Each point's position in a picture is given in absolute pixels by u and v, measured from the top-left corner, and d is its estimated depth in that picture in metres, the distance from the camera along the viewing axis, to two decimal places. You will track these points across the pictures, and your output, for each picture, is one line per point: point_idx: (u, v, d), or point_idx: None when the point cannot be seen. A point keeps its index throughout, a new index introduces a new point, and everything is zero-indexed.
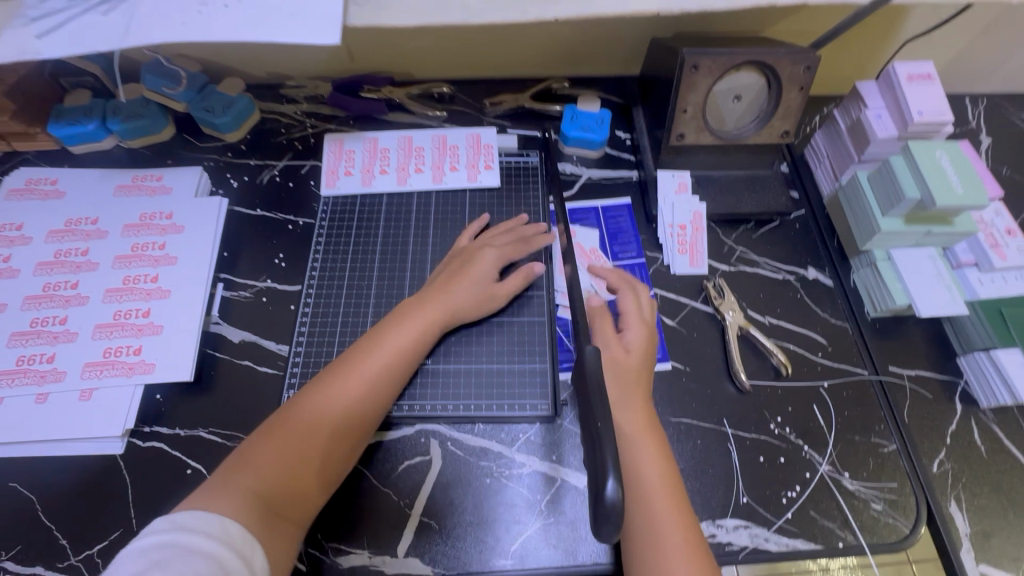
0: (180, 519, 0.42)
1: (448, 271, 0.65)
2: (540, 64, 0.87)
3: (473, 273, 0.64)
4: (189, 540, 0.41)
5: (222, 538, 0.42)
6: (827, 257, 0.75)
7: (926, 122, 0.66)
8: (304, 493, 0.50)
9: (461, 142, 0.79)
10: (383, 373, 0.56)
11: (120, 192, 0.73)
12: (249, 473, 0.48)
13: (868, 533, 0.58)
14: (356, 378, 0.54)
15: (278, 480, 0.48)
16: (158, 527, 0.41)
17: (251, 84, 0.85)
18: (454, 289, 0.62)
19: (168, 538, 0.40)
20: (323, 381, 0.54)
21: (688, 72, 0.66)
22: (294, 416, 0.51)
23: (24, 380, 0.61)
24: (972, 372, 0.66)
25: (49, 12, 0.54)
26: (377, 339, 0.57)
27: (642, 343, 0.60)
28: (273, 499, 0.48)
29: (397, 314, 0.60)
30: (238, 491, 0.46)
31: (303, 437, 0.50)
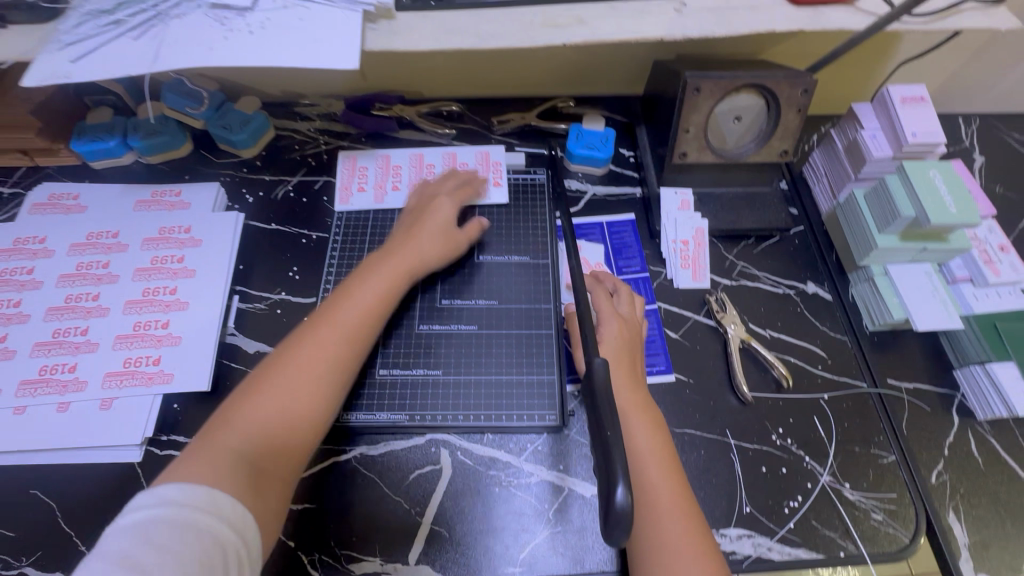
0: (166, 492, 0.43)
1: (408, 221, 0.70)
2: (546, 83, 0.89)
3: (432, 220, 0.70)
4: (175, 513, 0.42)
5: (210, 508, 0.43)
6: (826, 272, 0.77)
7: (920, 142, 0.68)
8: (293, 444, 0.51)
9: (471, 160, 0.81)
10: (356, 319, 0.59)
11: (140, 206, 0.76)
12: (233, 431, 0.49)
13: (869, 543, 0.60)
14: (331, 325, 0.57)
15: (263, 433, 0.50)
16: (145, 502, 0.42)
17: (266, 102, 0.88)
18: (416, 236, 0.68)
19: (155, 513, 0.41)
20: (298, 335, 0.57)
21: (690, 94, 0.69)
22: (272, 371, 0.53)
23: (46, 389, 0.62)
24: (968, 384, 0.68)
25: (82, 38, 0.57)
26: (348, 293, 0.61)
27: (615, 335, 0.63)
28: (260, 453, 0.49)
29: (366, 268, 0.64)
30: (222, 451, 0.48)
31: (284, 387, 0.52)
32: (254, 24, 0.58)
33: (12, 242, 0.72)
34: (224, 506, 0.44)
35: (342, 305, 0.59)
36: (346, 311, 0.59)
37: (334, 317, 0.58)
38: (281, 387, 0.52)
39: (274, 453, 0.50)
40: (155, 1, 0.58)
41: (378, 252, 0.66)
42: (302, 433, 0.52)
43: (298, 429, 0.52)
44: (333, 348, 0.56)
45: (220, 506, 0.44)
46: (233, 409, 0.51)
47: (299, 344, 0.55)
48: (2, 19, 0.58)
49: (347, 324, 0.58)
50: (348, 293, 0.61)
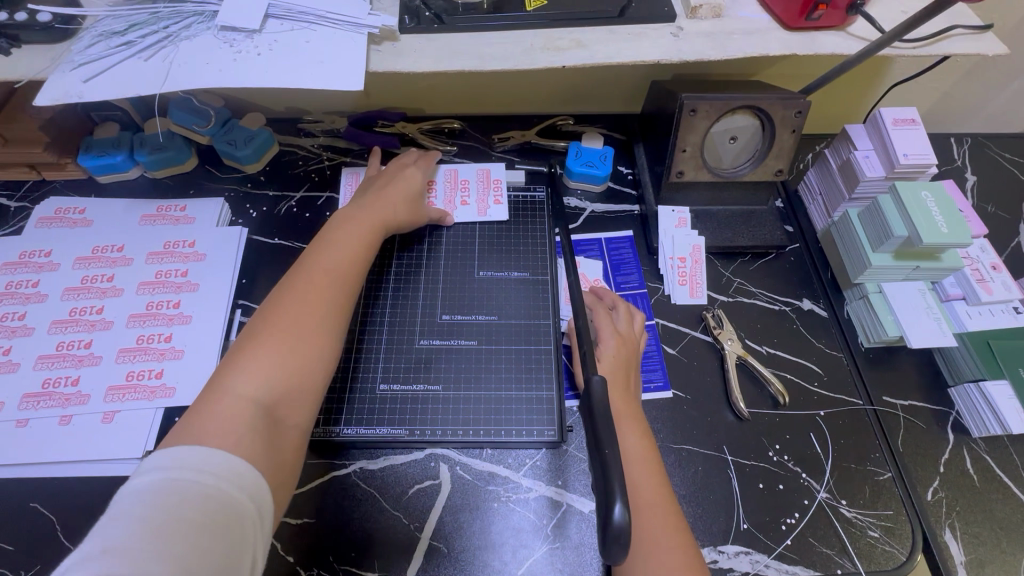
0: (180, 454, 0.41)
1: (376, 184, 0.72)
2: (546, 102, 0.91)
3: (403, 184, 0.73)
4: (191, 480, 0.40)
5: (228, 474, 0.42)
6: (822, 289, 0.78)
7: (911, 163, 0.70)
8: (303, 388, 0.51)
9: (472, 177, 0.82)
10: (344, 266, 0.60)
11: (145, 220, 0.77)
12: (241, 379, 0.48)
13: (866, 560, 0.60)
14: (320, 272, 0.58)
15: (275, 378, 0.49)
16: (160, 465, 0.40)
17: (271, 119, 0.90)
18: (387, 195, 0.70)
19: (171, 479, 0.39)
20: (285, 285, 0.56)
21: (687, 115, 0.70)
22: (271, 319, 0.53)
23: (49, 402, 0.63)
24: (962, 402, 0.68)
25: (94, 58, 0.58)
26: (328, 244, 0.61)
27: (614, 355, 0.64)
28: (273, 398, 0.49)
29: (345, 222, 0.65)
30: (233, 398, 0.47)
31: (288, 332, 0.52)
32: (262, 45, 0.59)
33: (18, 255, 0.73)
34: (238, 468, 0.42)
35: (326, 254, 0.60)
36: (334, 260, 0.59)
37: (322, 265, 0.58)
38: (284, 332, 0.52)
39: (286, 399, 0.50)
40: (166, 22, 0.60)
41: (350, 208, 0.67)
42: (312, 375, 0.52)
43: (308, 373, 0.52)
44: (328, 292, 0.56)
45: (236, 466, 0.42)
46: (234, 360, 0.50)
47: (291, 292, 0.55)
48: (15, 40, 0.60)
49: (337, 271, 0.59)
50: (328, 244, 0.61)
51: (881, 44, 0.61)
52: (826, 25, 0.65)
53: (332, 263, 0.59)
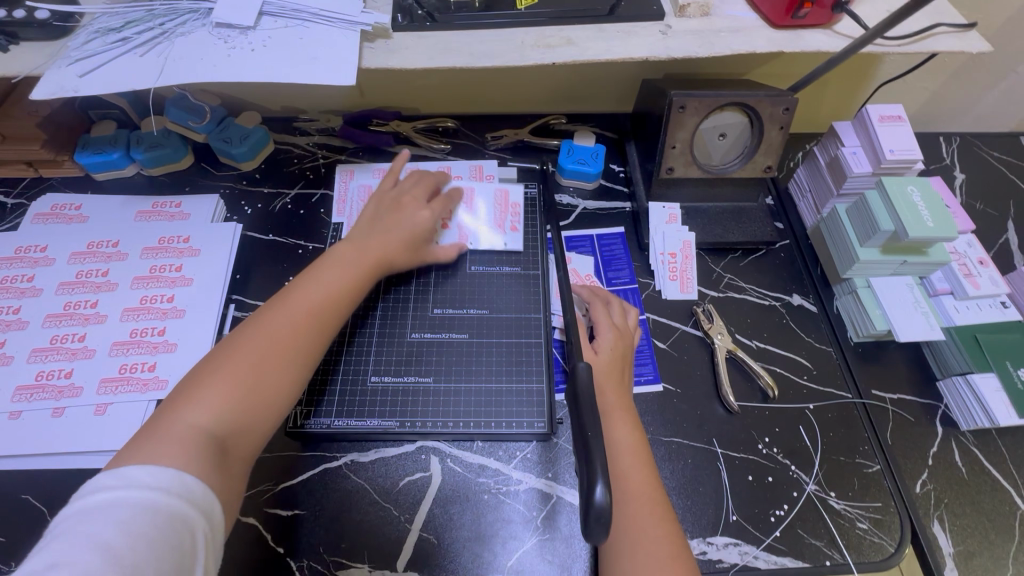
0: (129, 474, 0.41)
1: (381, 219, 0.67)
2: (539, 101, 0.92)
3: (410, 223, 0.68)
4: (143, 497, 0.40)
5: (180, 491, 0.42)
6: (812, 284, 0.78)
7: (897, 159, 0.71)
8: (254, 427, 0.50)
9: (489, 198, 0.79)
10: (325, 306, 0.57)
11: (140, 216, 0.77)
12: (194, 409, 0.48)
13: (855, 552, 0.60)
14: (298, 310, 0.55)
15: (228, 412, 0.49)
16: (109, 483, 0.40)
17: (267, 117, 0.91)
18: (392, 233, 0.66)
19: (123, 497, 0.40)
20: (261, 318, 0.55)
21: (676, 112, 0.71)
22: (238, 350, 0.52)
23: (42, 395, 0.63)
24: (951, 395, 0.69)
25: (90, 54, 0.59)
26: (315, 279, 0.59)
27: (612, 348, 0.64)
28: (222, 430, 0.48)
29: (338, 258, 0.62)
30: (182, 429, 0.46)
31: (250, 368, 0.51)
32: (256, 42, 0.60)
33: (13, 250, 0.73)
34: (188, 483, 0.43)
35: (309, 290, 0.57)
36: (314, 299, 0.57)
37: (303, 302, 0.56)
38: (246, 368, 0.51)
39: (237, 434, 0.49)
40: (162, 19, 0.61)
41: (349, 241, 0.64)
42: (264, 414, 0.51)
43: (261, 411, 0.51)
44: (302, 333, 0.54)
45: (187, 484, 0.43)
46: (193, 387, 0.49)
47: (263, 327, 0.54)
48: (14, 37, 0.61)
49: (316, 311, 0.56)
50: (315, 279, 0.59)
51: (865, 41, 0.62)
52: (812, 24, 0.66)
53: (314, 301, 0.57)
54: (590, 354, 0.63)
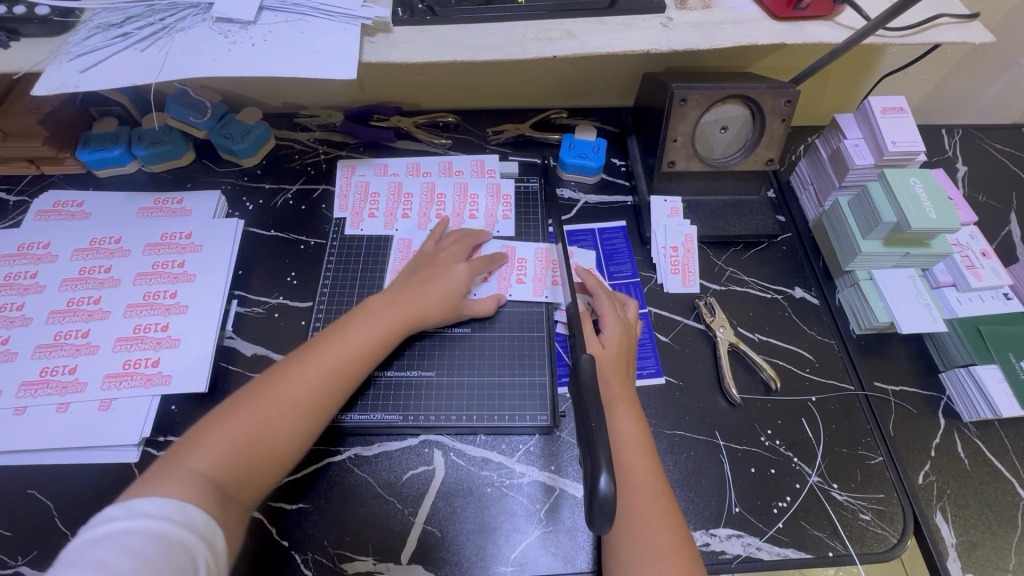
0: (135, 504, 0.41)
1: (418, 275, 0.67)
2: (540, 95, 0.92)
3: (446, 284, 0.67)
4: (148, 526, 0.40)
5: (184, 520, 0.42)
6: (814, 277, 0.78)
7: (900, 151, 0.70)
8: (257, 478, 0.49)
9: (530, 256, 0.77)
10: (345, 364, 0.57)
11: (142, 213, 0.78)
12: (202, 454, 0.47)
13: (858, 543, 0.60)
14: (316, 365, 0.55)
15: (233, 461, 0.48)
16: (114, 515, 0.40)
17: (268, 113, 0.91)
18: (425, 291, 0.65)
19: (127, 526, 0.40)
20: (280, 369, 0.55)
21: (677, 105, 0.71)
22: (252, 398, 0.52)
23: (46, 390, 0.63)
24: (953, 387, 0.69)
25: (90, 50, 0.59)
26: (339, 336, 0.59)
27: (618, 340, 0.64)
28: (226, 477, 0.47)
29: (365, 315, 0.61)
30: (187, 474, 0.45)
31: (260, 419, 0.50)
32: (256, 36, 0.60)
33: (16, 247, 0.73)
34: (192, 512, 0.42)
35: (332, 347, 0.57)
36: (342, 352, 0.57)
37: (323, 358, 0.56)
38: (256, 419, 0.50)
39: (243, 480, 0.48)
40: (163, 14, 0.61)
41: (380, 297, 0.64)
42: (268, 466, 0.50)
43: (265, 463, 0.50)
44: (317, 388, 0.54)
45: (190, 513, 0.42)
46: (210, 427, 0.49)
47: (279, 378, 0.54)
48: (15, 34, 0.61)
49: (335, 370, 0.56)
50: (340, 335, 0.59)
51: (867, 32, 0.62)
52: (814, 15, 0.66)
53: (334, 357, 0.57)
54: (598, 347, 0.63)
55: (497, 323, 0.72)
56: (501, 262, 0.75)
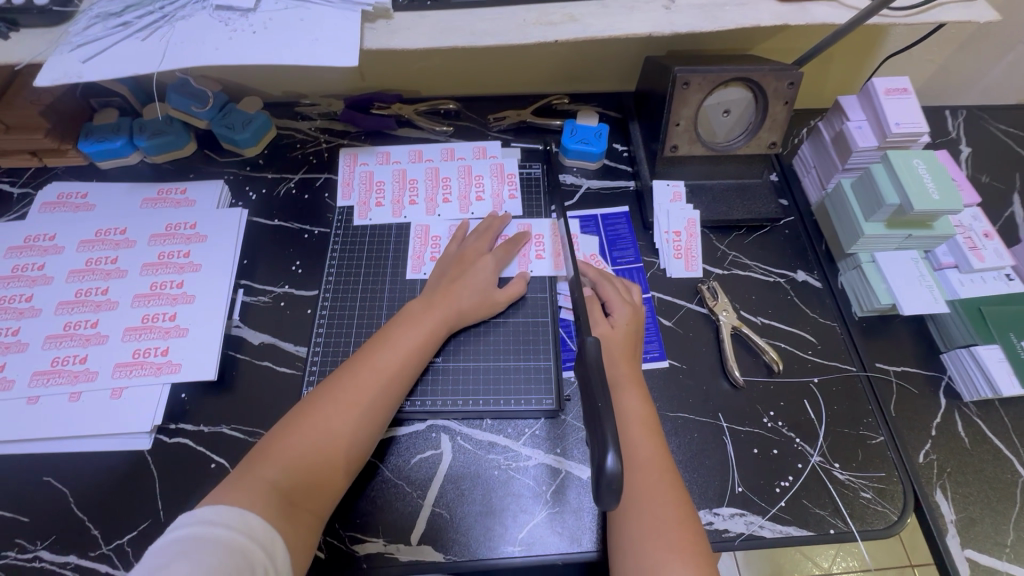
0: (202, 513, 0.47)
1: (449, 273, 0.70)
2: (541, 81, 0.92)
3: (474, 278, 0.70)
4: (210, 532, 0.45)
5: (241, 527, 0.47)
6: (816, 260, 0.78)
7: (904, 132, 0.70)
8: (324, 483, 0.54)
9: (546, 233, 0.78)
10: (393, 373, 0.60)
11: (146, 204, 0.78)
12: (273, 466, 0.52)
13: (859, 521, 0.61)
14: (365, 375, 0.59)
15: (301, 470, 0.53)
16: (184, 522, 0.46)
17: (268, 102, 0.90)
18: (457, 290, 0.68)
19: (193, 532, 0.45)
20: (334, 381, 0.59)
21: (680, 89, 0.71)
22: (313, 411, 0.56)
23: (58, 379, 0.64)
24: (954, 367, 0.69)
25: (91, 40, 0.59)
26: (385, 345, 0.62)
27: (627, 321, 0.66)
28: (295, 485, 0.52)
29: (409, 323, 0.65)
30: (260, 484, 0.50)
31: (321, 431, 0.55)
32: (256, 24, 0.60)
33: (23, 239, 0.74)
34: (251, 520, 0.47)
35: (380, 357, 0.61)
36: (386, 363, 0.60)
37: (372, 368, 0.60)
38: (315, 432, 0.55)
39: (306, 490, 0.52)
40: (162, 2, 0.60)
41: (419, 303, 0.67)
42: (333, 473, 0.55)
43: (330, 470, 0.54)
44: (370, 397, 0.58)
45: (249, 521, 0.47)
46: (275, 442, 0.54)
47: (334, 390, 0.58)
48: (14, 24, 0.60)
49: (384, 379, 0.60)
50: (385, 344, 0.62)
51: (872, 12, 0.61)
52: None
53: (383, 367, 0.60)
54: (607, 328, 0.65)
55: (523, 307, 0.72)
56: (522, 242, 0.75)
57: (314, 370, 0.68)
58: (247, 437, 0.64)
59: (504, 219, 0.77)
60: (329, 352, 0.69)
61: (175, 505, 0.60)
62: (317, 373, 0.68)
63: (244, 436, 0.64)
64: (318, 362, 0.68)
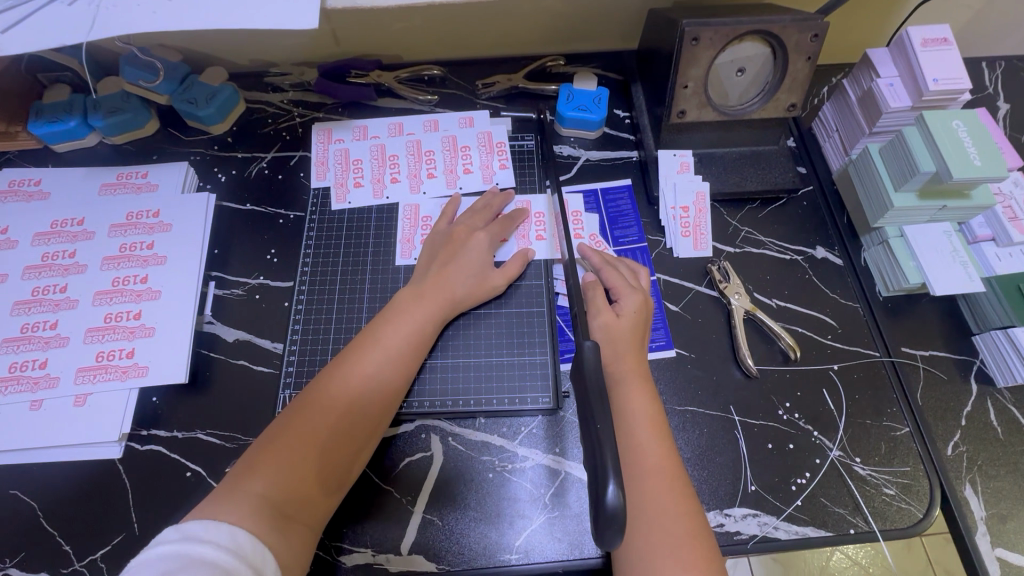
0: (189, 527, 0.41)
1: (438, 257, 0.64)
2: (534, 41, 0.83)
3: (465, 259, 0.64)
4: (196, 550, 0.40)
5: (231, 546, 0.41)
6: (837, 234, 0.72)
7: (941, 90, 0.64)
8: (319, 492, 0.49)
9: (547, 209, 0.72)
10: (386, 368, 0.56)
11: (105, 190, 0.71)
12: (261, 477, 0.47)
13: (880, 520, 0.57)
14: (356, 375, 0.54)
15: (293, 478, 0.48)
16: (167, 537, 0.40)
17: (235, 73, 0.82)
18: (448, 275, 0.62)
19: (177, 550, 0.39)
20: (322, 382, 0.54)
21: (688, 46, 0.63)
22: (302, 414, 0.51)
23: (17, 387, 0.60)
24: (988, 350, 0.64)
25: (11, 6, 0.51)
26: (375, 340, 0.57)
27: (634, 310, 0.60)
28: (287, 497, 0.47)
29: (400, 316, 0.59)
30: (247, 498, 0.45)
31: (313, 437, 0.50)
32: None
33: None
34: (241, 539, 0.42)
35: (372, 354, 0.56)
36: (377, 358, 0.56)
37: (364, 367, 0.55)
38: (307, 437, 0.50)
39: (299, 501, 0.48)
40: None
41: (408, 292, 0.61)
42: (329, 480, 0.50)
43: (325, 478, 0.50)
44: (363, 399, 0.54)
45: (238, 539, 0.42)
46: (262, 451, 0.49)
47: (323, 392, 0.53)
48: None
49: (378, 378, 0.55)
50: (376, 340, 0.57)
51: None
52: None
53: (376, 366, 0.55)
54: (611, 317, 0.59)
55: (518, 293, 0.67)
56: (521, 219, 0.70)
57: (290, 372, 0.63)
58: (224, 443, 0.60)
59: (501, 196, 0.70)
60: (305, 352, 0.64)
61: (149, 518, 0.57)
62: (293, 375, 0.63)
63: (221, 442, 0.60)
64: (294, 362, 0.64)
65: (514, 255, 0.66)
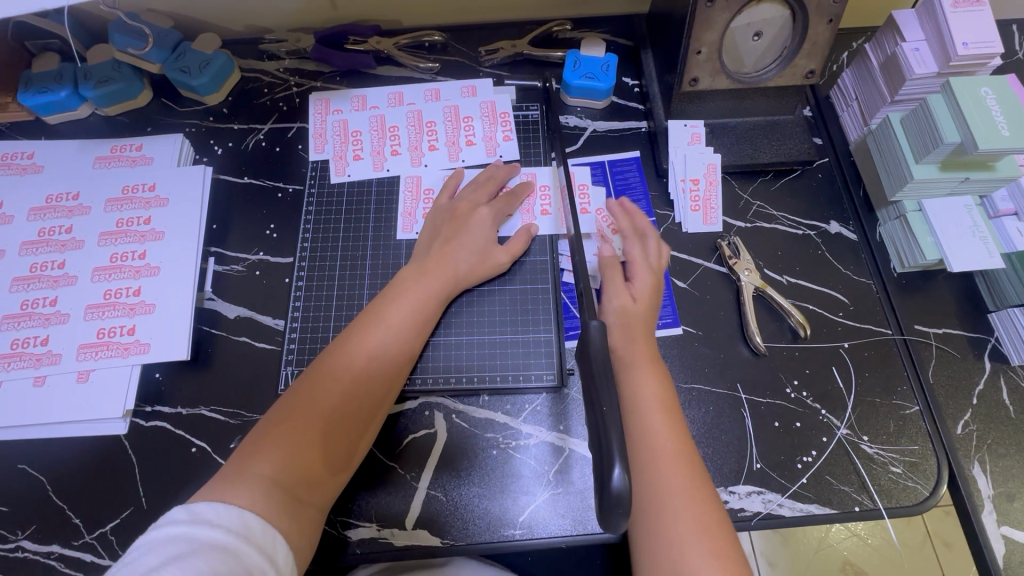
0: (200, 508, 0.42)
1: (442, 233, 0.63)
2: (539, 4, 0.79)
3: (469, 236, 0.62)
4: (204, 534, 0.40)
5: (240, 530, 0.42)
6: (852, 209, 0.69)
7: (972, 54, 0.61)
8: (328, 472, 0.49)
9: (552, 182, 0.70)
10: (391, 346, 0.55)
11: (99, 163, 0.70)
12: (268, 459, 0.47)
13: (886, 497, 0.57)
14: (361, 355, 0.53)
15: (300, 458, 0.48)
16: (178, 517, 0.41)
17: (228, 39, 0.79)
18: (452, 252, 0.61)
19: (186, 532, 0.40)
20: (326, 361, 0.53)
21: (702, 7, 0.59)
22: (306, 394, 0.50)
23: (20, 363, 0.60)
24: (1003, 328, 0.62)
25: None
26: (378, 317, 0.56)
27: (645, 290, 0.59)
28: (294, 477, 0.47)
29: (403, 294, 0.58)
30: (255, 481, 0.45)
31: (319, 418, 0.50)
32: None
33: None
34: (250, 522, 0.42)
35: (375, 333, 0.55)
36: (380, 336, 0.55)
37: (367, 346, 0.54)
38: (312, 417, 0.49)
39: (307, 481, 0.48)
40: None
41: (410, 270, 0.60)
42: (337, 460, 0.50)
43: (333, 457, 0.50)
44: (368, 378, 0.53)
45: (248, 521, 0.42)
46: (266, 432, 0.48)
47: (327, 372, 0.52)
48: None
49: (382, 358, 0.54)
50: (379, 319, 0.56)
51: None
52: None
53: (379, 345, 0.54)
54: (627, 299, 0.58)
55: (523, 270, 0.66)
56: (525, 193, 0.68)
57: (292, 349, 0.62)
58: (228, 419, 0.60)
59: (507, 169, 0.68)
60: (308, 329, 0.63)
61: (156, 492, 0.57)
62: (295, 353, 0.62)
63: (226, 418, 0.60)
64: (296, 339, 0.63)
65: (518, 231, 0.65)
